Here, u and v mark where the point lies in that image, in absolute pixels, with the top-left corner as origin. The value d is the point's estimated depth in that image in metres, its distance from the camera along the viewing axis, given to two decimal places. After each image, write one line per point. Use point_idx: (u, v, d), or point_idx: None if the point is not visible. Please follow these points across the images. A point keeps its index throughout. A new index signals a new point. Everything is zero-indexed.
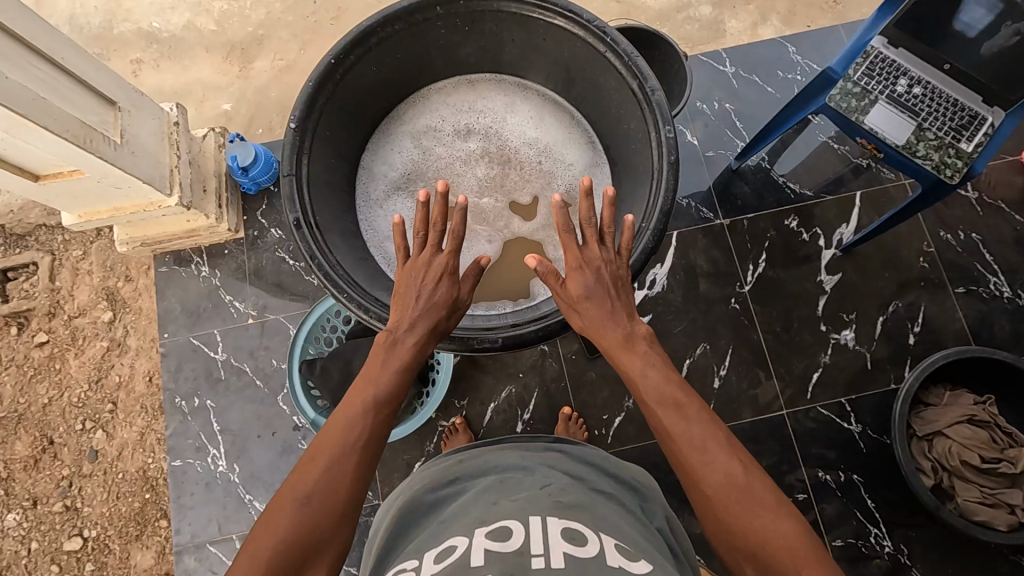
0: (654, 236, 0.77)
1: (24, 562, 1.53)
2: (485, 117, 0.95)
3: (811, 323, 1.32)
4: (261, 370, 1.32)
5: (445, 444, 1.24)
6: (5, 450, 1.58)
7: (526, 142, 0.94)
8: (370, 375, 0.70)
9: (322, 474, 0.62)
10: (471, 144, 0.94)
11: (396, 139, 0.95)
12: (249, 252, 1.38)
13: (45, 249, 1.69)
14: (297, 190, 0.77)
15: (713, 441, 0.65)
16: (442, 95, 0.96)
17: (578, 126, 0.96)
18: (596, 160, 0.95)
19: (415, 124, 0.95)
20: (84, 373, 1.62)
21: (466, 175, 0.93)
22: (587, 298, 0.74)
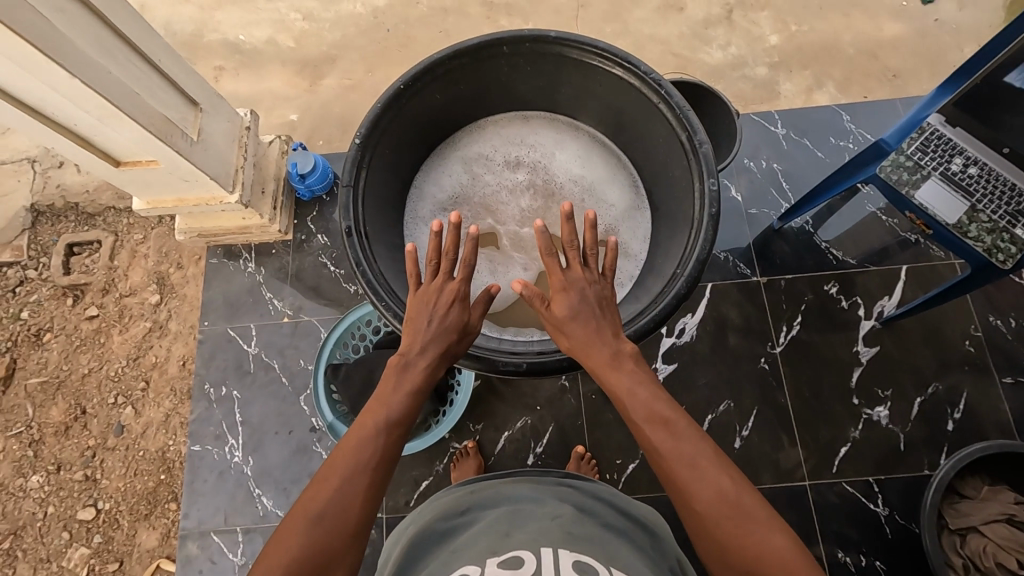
0: (687, 283, 0.77)
1: (38, 525, 1.58)
2: (534, 151, 0.99)
3: (843, 394, 1.27)
4: (288, 368, 1.36)
5: (455, 465, 1.23)
6: (42, 414, 1.66)
7: (571, 179, 0.98)
8: (383, 396, 0.71)
9: (333, 496, 0.63)
10: (519, 175, 0.98)
11: (449, 162, 0.99)
12: (294, 254, 1.45)
13: (110, 230, 1.81)
14: (351, 200, 0.81)
15: (704, 458, 0.64)
16: (496, 127, 1.01)
17: (624, 169, 0.99)
18: (637, 203, 0.97)
19: (469, 151, 1.00)
20: (124, 350, 1.70)
21: (511, 204, 0.97)
22: (574, 317, 0.77)
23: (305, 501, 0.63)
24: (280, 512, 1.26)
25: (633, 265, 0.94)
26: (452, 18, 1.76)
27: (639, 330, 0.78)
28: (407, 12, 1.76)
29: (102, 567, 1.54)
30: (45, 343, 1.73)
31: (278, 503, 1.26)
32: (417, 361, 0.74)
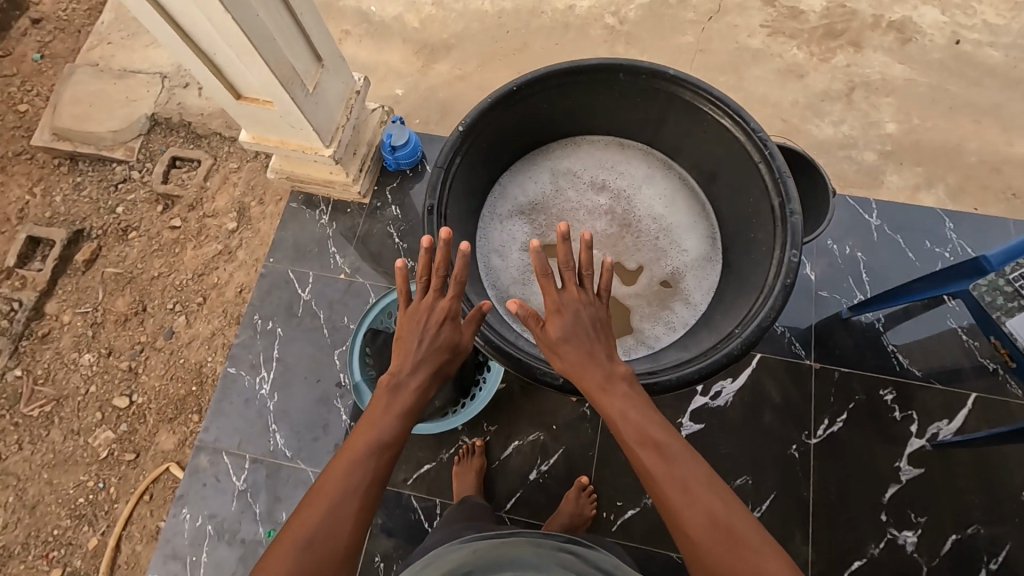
0: (741, 346, 0.76)
1: (78, 399, 1.72)
2: (622, 180, 1.00)
3: (871, 506, 1.20)
4: (332, 321, 1.42)
5: (455, 463, 1.25)
6: (109, 301, 1.81)
7: (651, 216, 0.98)
8: (373, 421, 0.76)
9: (323, 519, 0.66)
10: (600, 199, 0.99)
11: (537, 170, 1.02)
12: (366, 217, 1.51)
13: (211, 153, 1.95)
14: (441, 182, 0.84)
15: (694, 482, 0.69)
16: (594, 149, 1.02)
17: (706, 218, 0.97)
18: (709, 256, 0.96)
19: (559, 164, 1.02)
20: (193, 264, 1.83)
21: (585, 225, 0.98)
22: (567, 340, 0.80)
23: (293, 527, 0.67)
24: (288, 452, 1.31)
25: (690, 312, 0.93)
26: (571, 34, 1.80)
27: (681, 379, 0.78)
28: (530, 20, 1.82)
29: (120, 453, 1.65)
30: (129, 239, 1.88)
31: (288, 443, 1.31)
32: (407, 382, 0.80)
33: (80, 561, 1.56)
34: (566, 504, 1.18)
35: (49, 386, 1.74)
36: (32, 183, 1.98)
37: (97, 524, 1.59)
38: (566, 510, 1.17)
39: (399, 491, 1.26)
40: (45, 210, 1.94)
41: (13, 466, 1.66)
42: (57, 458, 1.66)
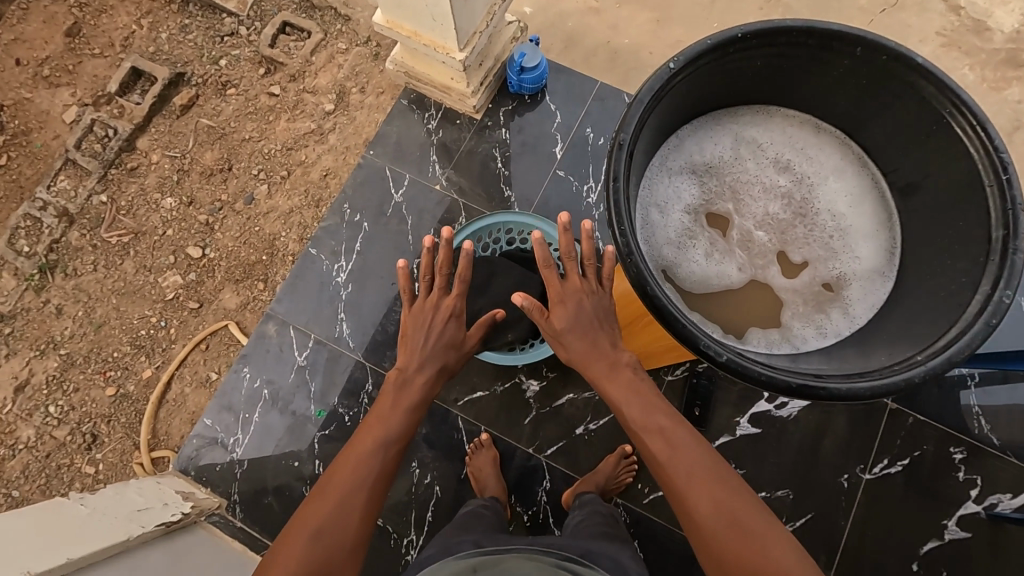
0: (928, 375, 0.53)
1: (154, 238, 1.77)
2: (810, 166, 0.70)
3: (905, 554, 1.18)
4: (419, 230, 1.41)
5: (469, 456, 1.23)
6: (198, 152, 1.83)
7: (829, 213, 0.68)
8: (381, 417, 0.90)
9: (334, 507, 0.77)
10: (776, 180, 0.70)
11: (713, 125, 0.72)
12: (473, 134, 1.46)
13: (322, 28, 1.89)
14: (660, 86, 0.60)
15: (699, 475, 0.79)
16: (786, 121, 0.72)
17: (887, 231, 0.68)
18: (885, 274, 0.66)
19: (739, 125, 0.72)
20: (284, 136, 1.81)
21: (752, 205, 0.69)
22: (572, 327, 0.91)
23: (306, 513, 0.77)
24: (351, 344, 1.33)
25: (842, 329, 0.65)
26: None
27: (848, 393, 0.53)
28: None
29: (184, 300, 1.71)
30: (227, 95, 1.87)
31: (353, 335, 1.34)
32: (412, 378, 0.95)
33: (132, 386, 1.66)
34: (604, 467, 1.18)
35: (129, 219, 1.79)
36: (142, 15, 1.96)
37: (154, 358, 1.67)
38: (604, 472, 1.18)
39: (447, 408, 1.28)
40: (149, 44, 1.93)
41: (86, 285, 1.74)
42: (126, 288, 1.73)
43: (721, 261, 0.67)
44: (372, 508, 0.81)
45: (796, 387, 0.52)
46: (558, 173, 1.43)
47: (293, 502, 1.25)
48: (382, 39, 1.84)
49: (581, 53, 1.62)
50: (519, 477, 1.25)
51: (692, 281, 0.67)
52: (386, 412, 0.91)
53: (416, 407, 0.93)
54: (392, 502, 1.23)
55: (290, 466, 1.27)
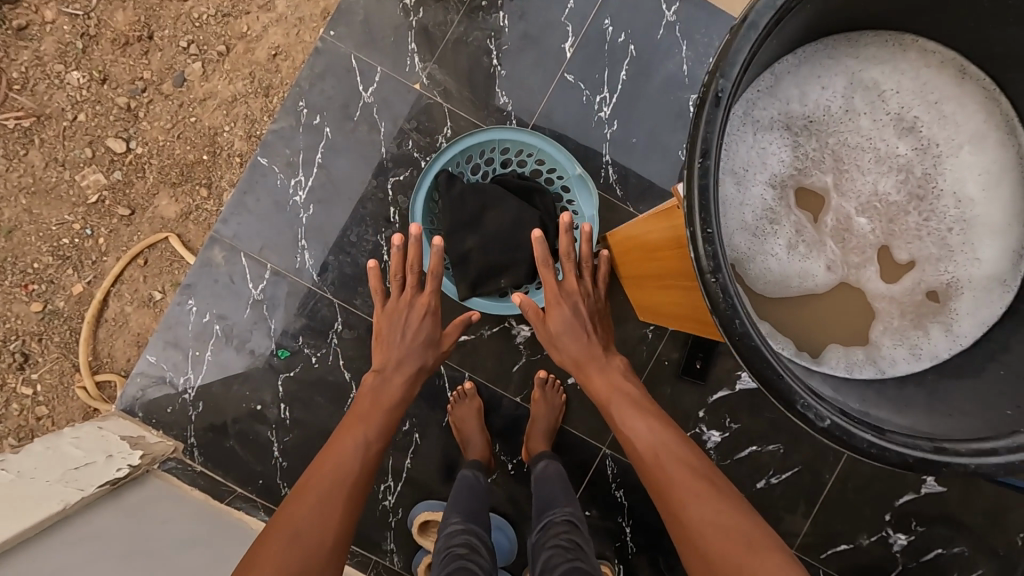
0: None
1: (63, 125, 1.44)
2: (945, 130, 0.51)
3: (880, 506, 1.20)
4: (393, 141, 1.16)
5: (451, 406, 1.13)
6: (107, 11, 1.43)
7: (958, 200, 0.51)
8: (361, 418, 0.90)
9: (313, 512, 0.73)
10: (896, 148, 0.51)
11: (828, 62, 0.51)
12: (462, 17, 1.16)
13: None
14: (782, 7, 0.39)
15: (681, 464, 0.81)
16: (922, 59, 0.51)
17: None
18: (1006, 283, 0.51)
19: (862, 61, 0.51)
20: None
21: (857, 182, 0.51)
22: (567, 330, 1.00)
23: (283, 518, 0.73)
24: (316, 276, 1.15)
25: (939, 352, 0.51)
26: None
27: (968, 454, 0.42)
28: None
29: (111, 204, 1.44)
30: None
31: (317, 266, 1.15)
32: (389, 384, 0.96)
33: (61, 302, 1.45)
34: (536, 405, 1.12)
35: (27, 97, 1.43)
36: None
37: (83, 271, 1.44)
38: (542, 414, 1.12)
39: None
40: None
41: None
42: (38, 186, 1.44)
43: (807, 255, 0.51)
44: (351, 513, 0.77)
45: (912, 461, 0.41)
46: (566, 78, 1.17)
47: (258, 445, 1.15)
48: None
49: None
50: (504, 426, 1.17)
51: (765, 281, 0.51)
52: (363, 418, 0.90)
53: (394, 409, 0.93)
54: None
55: (251, 409, 1.14)
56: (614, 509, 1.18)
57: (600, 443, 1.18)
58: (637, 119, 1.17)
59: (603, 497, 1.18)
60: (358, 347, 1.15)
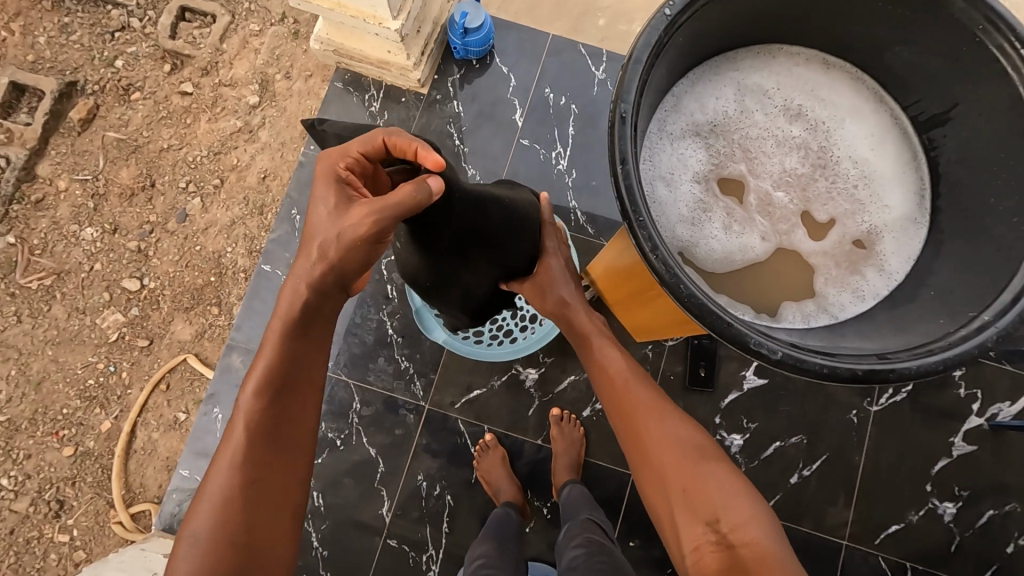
0: (997, 337, 0.47)
1: (82, 276, 1.56)
2: (822, 109, 0.62)
3: (917, 477, 1.20)
4: None
5: (477, 460, 1.16)
6: (111, 172, 1.61)
7: (850, 158, 0.61)
8: (239, 420, 0.66)
9: (211, 523, 0.61)
10: (792, 130, 0.61)
11: (720, 77, 0.62)
12: (423, 111, 1.34)
13: (228, 8, 1.66)
14: (657, 41, 0.51)
15: (646, 390, 0.84)
16: (791, 60, 0.63)
17: (914, 171, 0.61)
18: (917, 221, 0.60)
19: (746, 76, 0.63)
20: (208, 140, 1.61)
21: (771, 160, 0.61)
22: (551, 284, 0.95)
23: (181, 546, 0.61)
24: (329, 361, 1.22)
25: (879, 290, 0.59)
26: None
27: (915, 370, 0.47)
28: None
29: (131, 338, 1.53)
30: (132, 101, 1.64)
31: None
32: (302, 286, 0.67)
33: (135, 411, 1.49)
34: (557, 441, 1.15)
35: (47, 258, 1.57)
36: (10, 18, 1.67)
37: (109, 408, 1.51)
38: (562, 449, 1.15)
39: (446, 414, 1.21)
40: (27, 51, 1.65)
41: (13, 338, 1.54)
42: (61, 336, 1.54)
43: (742, 232, 0.60)
44: (267, 504, 0.64)
45: (861, 373, 0.46)
46: (522, 143, 1.32)
47: None
48: (299, 14, 1.63)
49: (525, 5, 1.39)
50: (531, 469, 1.19)
51: (712, 260, 0.59)
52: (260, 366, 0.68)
53: (292, 338, 0.69)
54: (402, 519, 1.17)
55: None
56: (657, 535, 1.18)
57: (626, 469, 1.20)
58: (593, 165, 1.31)
59: (642, 524, 1.18)
60: (377, 422, 1.20)
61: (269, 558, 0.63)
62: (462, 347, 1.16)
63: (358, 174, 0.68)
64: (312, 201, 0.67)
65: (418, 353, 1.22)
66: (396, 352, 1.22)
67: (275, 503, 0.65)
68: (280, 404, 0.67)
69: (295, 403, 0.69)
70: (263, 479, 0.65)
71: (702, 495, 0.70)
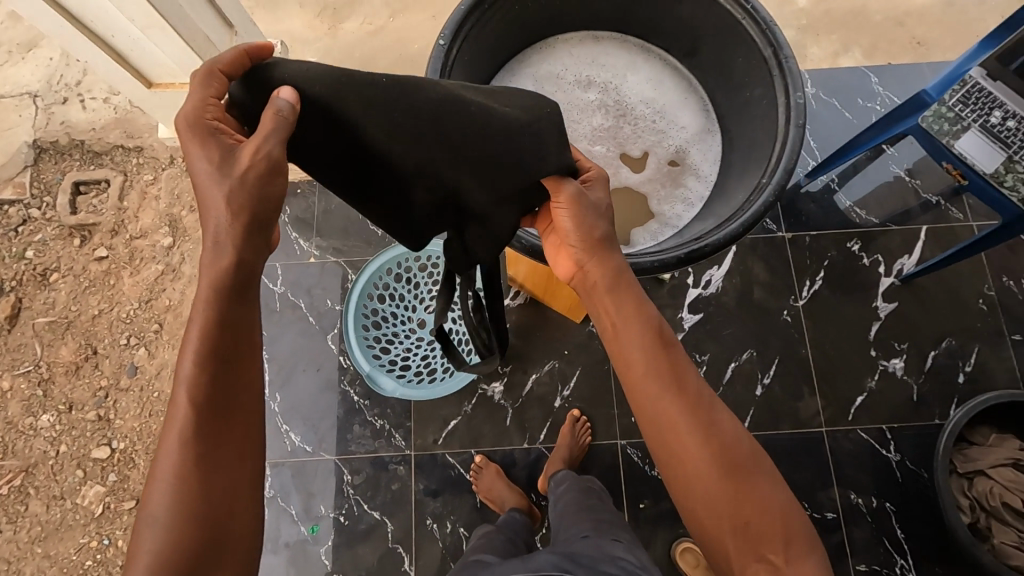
0: (776, 190, 0.62)
1: (50, 463, 1.56)
2: (606, 73, 0.81)
3: (861, 347, 1.31)
4: (315, 308, 1.35)
5: (476, 481, 1.21)
6: (50, 354, 1.63)
7: (641, 102, 0.81)
8: (178, 394, 0.57)
9: (170, 503, 0.55)
10: (590, 96, 0.80)
11: (519, 78, 0.80)
12: (320, 194, 1.41)
13: (118, 169, 1.75)
14: (444, 65, 0.65)
15: (690, 401, 0.67)
16: (568, 47, 0.82)
17: (692, 91, 0.81)
18: (710, 129, 0.80)
19: (540, 69, 0.81)
20: (136, 292, 1.67)
21: (580, 124, 0.79)
22: (579, 227, 0.70)
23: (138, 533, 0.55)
24: (309, 447, 1.26)
25: (702, 191, 0.78)
26: None
27: (725, 238, 0.62)
28: None
29: (117, 504, 1.52)
30: (52, 282, 1.68)
31: (306, 439, 1.27)
32: (222, 248, 0.59)
33: None
34: (563, 436, 1.22)
35: (11, 459, 1.56)
36: None
37: None
38: (564, 444, 1.21)
39: (433, 453, 1.26)
40: None
41: None
42: (46, 530, 1.52)
43: None
44: (227, 470, 0.59)
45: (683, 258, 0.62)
46: None
47: None
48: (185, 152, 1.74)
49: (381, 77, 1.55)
50: (528, 473, 1.25)
51: None
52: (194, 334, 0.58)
53: (223, 302, 0.60)
54: (426, 567, 1.19)
55: None
56: (662, 488, 1.24)
57: (612, 438, 1.27)
58: None
59: (644, 483, 1.24)
60: (372, 485, 1.24)
61: (241, 522, 0.59)
62: (416, 392, 1.21)
63: (226, 116, 0.62)
64: (190, 164, 0.60)
65: (389, 408, 1.28)
66: (368, 414, 1.28)
67: (235, 467, 0.59)
68: (226, 369, 0.60)
69: (245, 371, 0.61)
70: (219, 447, 0.59)
71: (752, 523, 0.63)
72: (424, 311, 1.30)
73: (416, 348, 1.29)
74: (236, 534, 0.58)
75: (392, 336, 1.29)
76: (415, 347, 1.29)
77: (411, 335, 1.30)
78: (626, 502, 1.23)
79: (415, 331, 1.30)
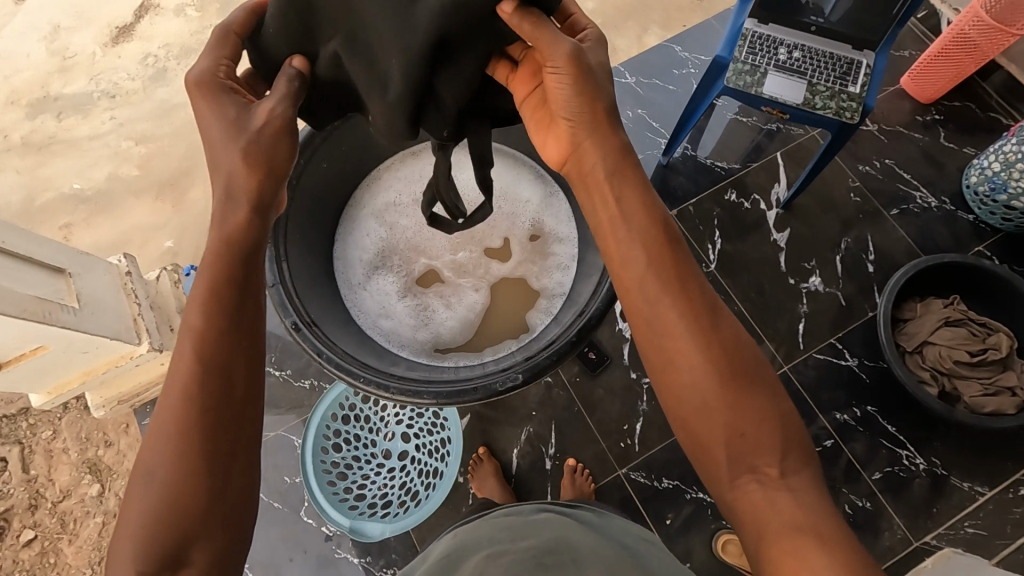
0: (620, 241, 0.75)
1: None
2: None
3: (781, 280, 1.39)
4: (275, 490, 1.25)
5: None
6: None
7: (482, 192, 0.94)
8: (182, 351, 0.56)
9: (162, 459, 0.54)
10: None
11: (361, 222, 0.93)
12: None
13: (10, 440, 1.55)
14: (277, 257, 0.73)
15: (689, 308, 0.61)
16: (393, 172, 0.95)
17: (522, 164, 0.94)
18: (553, 192, 0.93)
19: (376, 205, 0.94)
20: (83, 558, 1.48)
21: (434, 238, 0.92)
22: (574, 93, 0.65)
23: (136, 482, 0.54)
24: None
25: (570, 252, 0.89)
26: None
27: (605, 300, 0.72)
28: None
29: None
30: None
31: None
32: (237, 203, 0.62)
33: None
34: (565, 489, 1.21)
35: None
36: None
37: None
38: (568, 497, 1.20)
39: None
40: None
41: None
42: None
43: (458, 299, 0.90)
44: (229, 431, 0.56)
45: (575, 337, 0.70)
46: None
47: None
48: None
49: None
50: None
51: (456, 332, 0.88)
52: (214, 293, 0.58)
53: (234, 263, 0.60)
54: None
55: None
56: (677, 495, 1.24)
57: (613, 471, 1.26)
58: None
59: (660, 499, 1.23)
60: None
61: (235, 500, 0.55)
62: (409, 519, 1.17)
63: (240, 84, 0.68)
64: (202, 121, 0.64)
65: (393, 553, 1.22)
66: (376, 570, 1.21)
67: (235, 433, 0.56)
68: (239, 336, 0.58)
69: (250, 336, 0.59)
70: (219, 413, 0.55)
71: (747, 438, 0.57)
72: (384, 439, 1.25)
73: (392, 480, 1.23)
74: (228, 512, 0.55)
75: (363, 479, 1.22)
76: (390, 479, 1.23)
77: (381, 470, 1.23)
78: (653, 525, 1.22)
79: (383, 464, 1.24)
